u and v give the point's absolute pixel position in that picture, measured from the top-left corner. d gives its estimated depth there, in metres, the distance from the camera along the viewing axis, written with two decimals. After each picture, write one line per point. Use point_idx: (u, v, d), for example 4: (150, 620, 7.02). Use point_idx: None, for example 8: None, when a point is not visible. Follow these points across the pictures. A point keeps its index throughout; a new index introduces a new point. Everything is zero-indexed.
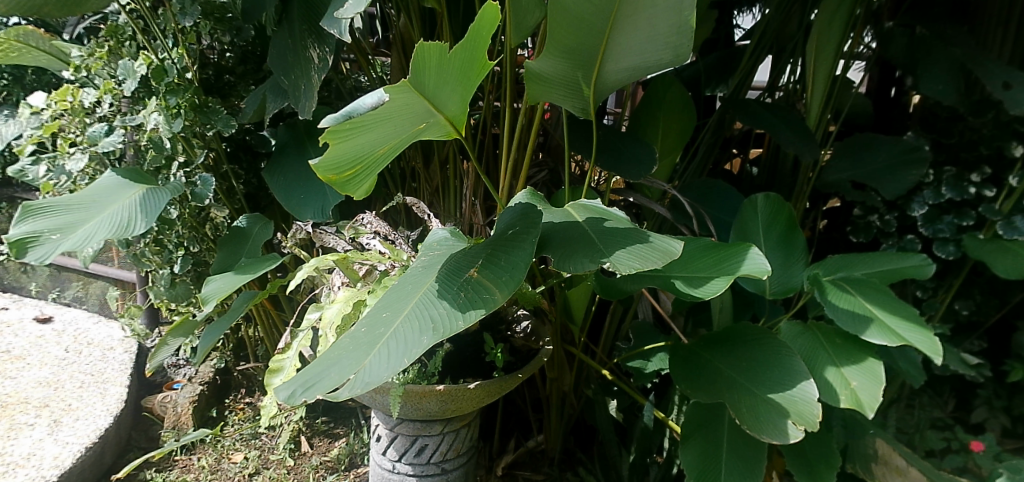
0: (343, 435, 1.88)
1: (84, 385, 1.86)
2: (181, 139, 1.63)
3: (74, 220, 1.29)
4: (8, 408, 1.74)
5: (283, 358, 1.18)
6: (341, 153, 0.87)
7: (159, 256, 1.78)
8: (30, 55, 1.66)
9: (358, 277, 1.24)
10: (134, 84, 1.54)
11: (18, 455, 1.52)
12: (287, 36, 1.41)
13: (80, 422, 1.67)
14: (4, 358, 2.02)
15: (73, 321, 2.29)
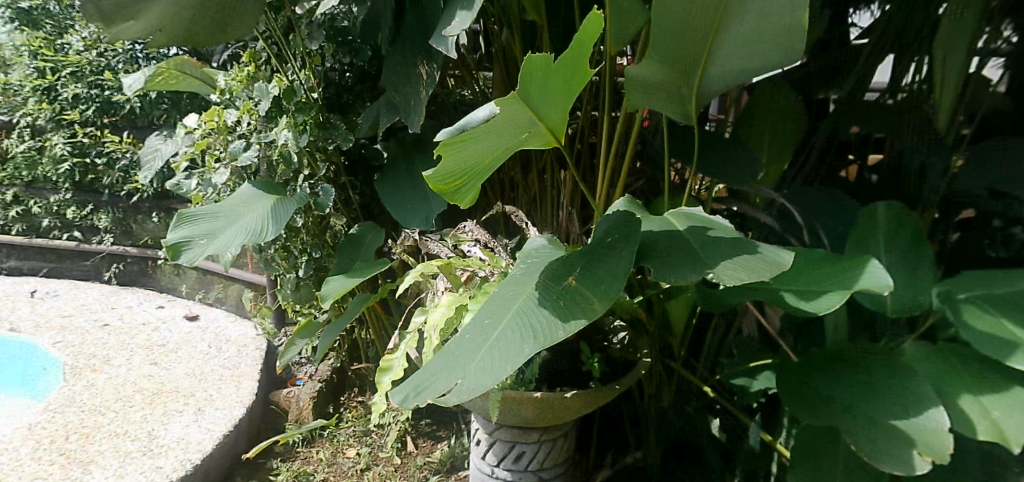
0: (445, 437, 1.95)
1: (223, 378, 2.08)
2: (307, 154, 1.81)
3: (213, 224, 1.49)
4: (163, 396, 1.98)
5: (391, 358, 1.26)
6: (453, 165, 0.92)
7: (286, 262, 1.97)
8: (185, 81, 1.92)
9: (459, 283, 1.31)
10: (267, 105, 1.73)
11: (171, 438, 1.72)
12: (398, 55, 1.51)
13: (219, 412, 1.87)
14: (160, 350, 2.30)
15: (215, 320, 2.57)
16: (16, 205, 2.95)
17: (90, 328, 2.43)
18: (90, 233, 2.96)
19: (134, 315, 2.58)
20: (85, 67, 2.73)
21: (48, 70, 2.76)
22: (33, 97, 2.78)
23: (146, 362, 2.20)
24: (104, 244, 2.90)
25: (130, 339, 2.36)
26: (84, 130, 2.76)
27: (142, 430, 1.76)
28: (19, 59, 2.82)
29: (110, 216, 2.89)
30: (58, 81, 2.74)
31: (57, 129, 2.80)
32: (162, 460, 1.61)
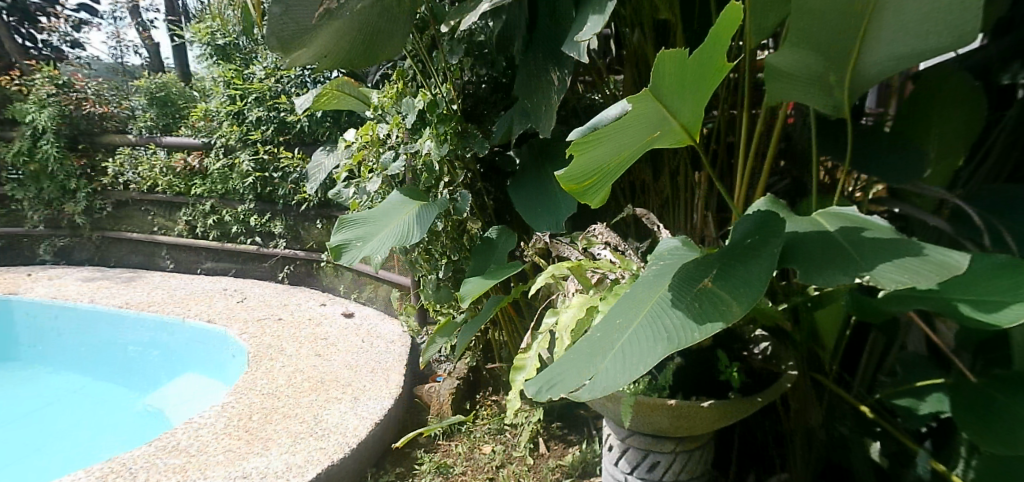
0: (576, 442, 1.97)
1: (374, 370, 2.25)
2: (447, 162, 1.94)
3: (369, 230, 1.71)
4: (327, 385, 2.13)
5: (525, 357, 1.33)
6: (584, 164, 0.94)
7: (428, 264, 2.12)
8: (345, 101, 2.16)
9: (590, 284, 1.32)
10: (413, 117, 1.88)
11: (332, 423, 1.87)
12: (530, 63, 1.57)
13: (372, 401, 2.02)
14: (322, 342, 2.49)
15: (367, 318, 2.77)
16: (212, 214, 3.27)
17: (266, 320, 2.71)
18: (267, 238, 3.22)
19: (301, 310, 2.84)
20: (267, 92, 2.88)
21: (238, 97, 2.98)
22: (226, 121, 3.04)
23: (312, 352, 2.39)
24: (278, 248, 3.14)
25: (298, 332, 2.59)
26: (264, 148, 2.98)
27: (308, 413, 1.93)
28: (217, 89, 3.10)
29: (284, 223, 3.10)
30: (244, 106, 2.94)
31: (243, 147, 3.05)
32: (325, 443, 1.75)
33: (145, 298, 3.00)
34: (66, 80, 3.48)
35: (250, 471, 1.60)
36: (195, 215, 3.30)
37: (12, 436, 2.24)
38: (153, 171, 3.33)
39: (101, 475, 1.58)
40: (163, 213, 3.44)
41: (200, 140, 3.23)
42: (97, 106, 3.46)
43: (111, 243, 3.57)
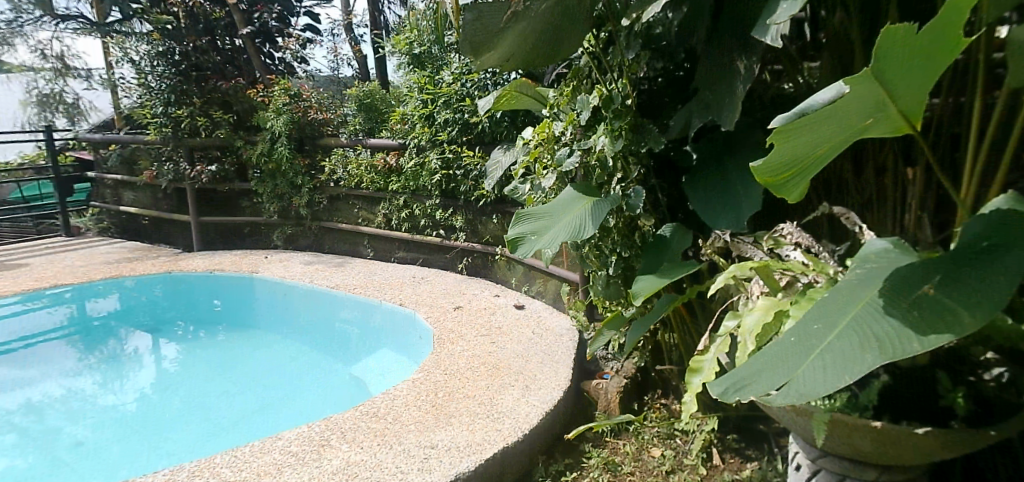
0: (755, 458, 1.82)
1: (545, 361, 2.32)
2: (621, 158, 1.94)
3: (542, 221, 1.85)
4: (502, 371, 2.25)
5: (702, 360, 1.38)
6: (783, 154, 0.89)
7: (598, 260, 2.13)
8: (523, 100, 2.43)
9: (778, 287, 1.32)
10: (588, 112, 1.96)
11: (507, 407, 1.98)
12: (715, 52, 1.60)
13: (543, 390, 2.09)
14: (497, 331, 2.63)
15: (537, 310, 2.85)
16: (405, 208, 3.53)
17: (448, 307, 2.93)
18: (449, 232, 3.43)
19: (478, 300, 3.01)
20: (454, 95, 3.07)
21: (429, 101, 3.21)
22: (419, 123, 3.28)
23: (488, 340, 2.53)
24: (459, 241, 3.35)
25: (475, 320, 2.75)
26: (450, 148, 3.14)
27: (486, 396, 2.05)
28: (411, 94, 3.35)
29: (464, 217, 3.28)
30: (435, 109, 3.16)
31: (432, 147, 3.24)
32: (500, 425, 1.86)
33: (351, 282, 3.45)
34: (296, 90, 3.91)
35: (437, 443, 1.76)
36: (391, 209, 3.60)
37: (256, 389, 2.74)
38: (360, 169, 3.68)
39: (321, 432, 1.85)
40: (365, 206, 3.78)
41: (398, 141, 3.48)
42: (318, 113, 3.88)
43: (324, 233, 4.07)
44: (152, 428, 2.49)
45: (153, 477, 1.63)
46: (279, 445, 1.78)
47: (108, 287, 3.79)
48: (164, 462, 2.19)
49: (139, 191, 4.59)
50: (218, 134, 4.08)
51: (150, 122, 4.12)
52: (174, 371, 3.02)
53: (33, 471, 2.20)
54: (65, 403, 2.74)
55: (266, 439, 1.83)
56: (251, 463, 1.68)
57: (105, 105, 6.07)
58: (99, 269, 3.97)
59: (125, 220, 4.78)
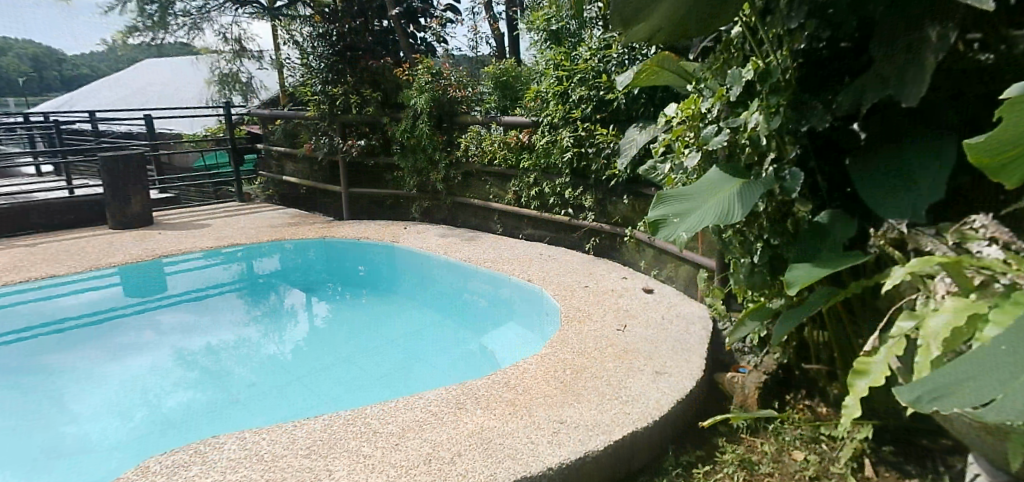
0: (918, 477, 1.60)
1: (676, 348, 2.24)
2: (776, 137, 1.81)
3: (687, 203, 1.75)
4: (631, 354, 2.21)
5: (869, 363, 1.26)
6: (1009, 130, 0.83)
7: (742, 246, 1.99)
8: (663, 77, 2.43)
9: (972, 286, 1.17)
10: (740, 89, 1.85)
11: (636, 392, 1.94)
12: (896, 21, 1.50)
13: (675, 378, 2.02)
14: (625, 313, 2.58)
15: (666, 295, 2.75)
16: (535, 186, 3.56)
17: (576, 286, 2.92)
18: (578, 211, 3.41)
19: (606, 281, 2.97)
20: (590, 72, 3.02)
21: (565, 77, 3.18)
22: (552, 101, 3.26)
23: (616, 322, 2.49)
24: (588, 220, 3.32)
25: (603, 301, 2.72)
26: (583, 126, 3.09)
27: (615, 378, 2.03)
28: (547, 71, 3.34)
29: (594, 197, 3.24)
30: (570, 85, 3.13)
31: (564, 125, 3.21)
32: (630, 408, 1.83)
33: (482, 257, 3.57)
34: (437, 68, 4.03)
35: (567, 419, 1.78)
36: (521, 186, 3.64)
37: (394, 350, 2.96)
38: (494, 146, 3.76)
39: (457, 396, 1.95)
40: (497, 183, 3.87)
41: (530, 119, 3.50)
42: (457, 90, 3.98)
43: (457, 207, 4.25)
44: (306, 376, 2.79)
45: (315, 420, 1.82)
46: (421, 404, 1.91)
47: (271, 248, 4.28)
48: (317, 408, 2.45)
49: (298, 162, 5.06)
50: (368, 111, 4.36)
51: (310, 99, 4.52)
52: (325, 327, 3.35)
53: (215, 404, 2.57)
54: (239, 347, 3.15)
55: (409, 397, 1.96)
56: (396, 418, 1.82)
57: (273, 85, 6.77)
58: (266, 232, 4.47)
59: (287, 189, 5.31)
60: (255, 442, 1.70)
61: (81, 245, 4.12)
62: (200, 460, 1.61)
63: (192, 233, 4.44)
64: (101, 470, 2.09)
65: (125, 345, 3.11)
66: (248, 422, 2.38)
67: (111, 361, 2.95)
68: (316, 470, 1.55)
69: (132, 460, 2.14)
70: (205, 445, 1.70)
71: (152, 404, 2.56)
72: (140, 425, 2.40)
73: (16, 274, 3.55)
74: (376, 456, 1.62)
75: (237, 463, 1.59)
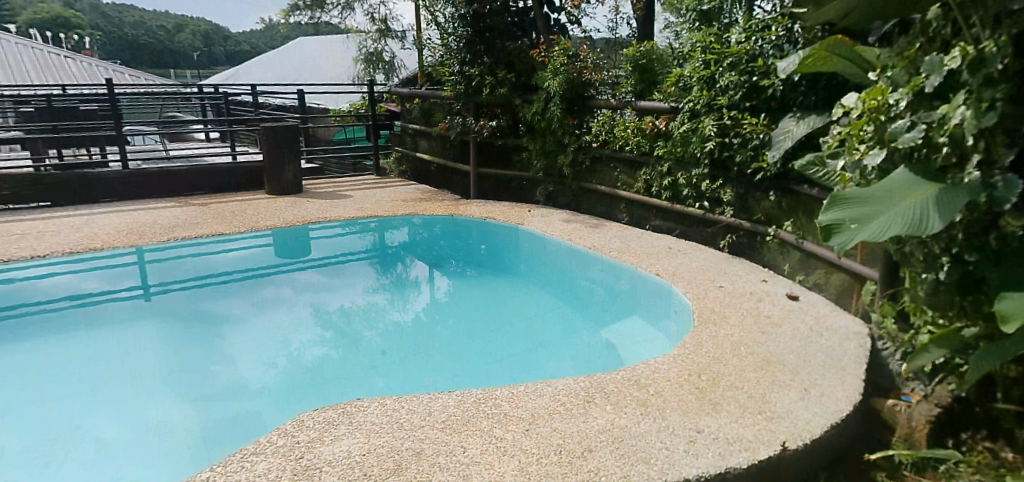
0: None
1: (826, 365, 2.03)
2: (984, 136, 1.56)
3: (866, 207, 1.56)
4: (773, 366, 2.05)
5: None
6: None
7: (924, 260, 1.74)
8: (834, 63, 2.21)
9: None
10: (939, 79, 1.61)
11: (782, 408, 1.78)
12: None
13: (826, 399, 1.83)
14: (766, 320, 2.40)
15: (814, 304, 2.52)
16: (668, 176, 3.41)
17: (710, 285, 2.76)
18: (715, 205, 3.21)
19: (742, 282, 2.78)
20: (745, 55, 2.80)
21: (712, 61, 2.97)
22: (696, 85, 3.07)
23: (756, 329, 2.32)
24: (725, 216, 3.12)
25: (740, 304, 2.54)
26: (729, 114, 2.89)
27: (757, 390, 1.88)
28: (691, 54, 3.15)
29: (734, 191, 3.04)
30: (718, 70, 2.92)
31: (708, 112, 3.02)
32: (774, 427, 1.68)
33: (608, 246, 3.49)
34: (574, 51, 3.95)
35: (704, 429, 1.67)
36: (652, 175, 3.52)
37: (511, 331, 2.99)
38: (627, 131, 3.64)
39: (586, 387, 1.90)
40: (627, 170, 3.75)
41: (668, 104, 3.34)
42: (593, 73, 3.89)
43: (583, 193, 4.19)
44: (426, 347, 2.90)
45: (449, 395, 1.87)
46: (550, 392, 1.88)
47: (401, 221, 4.49)
48: (436, 380, 2.53)
49: (431, 140, 5.24)
50: (501, 92, 4.38)
51: (448, 80, 4.64)
52: (447, 300, 3.46)
53: (344, 363, 2.75)
54: (368, 312, 3.35)
55: (538, 384, 1.95)
56: (526, 403, 1.81)
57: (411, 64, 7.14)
58: (398, 206, 4.69)
59: (419, 166, 5.54)
60: (395, 409, 1.77)
61: (241, 207, 4.57)
62: (347, 421, 1.71)
63: (333, 202, 4.76)
64: (249, 413, 2.31)
65: (272, 300, 3.41)
66: (373, 384, 2.51)
67: (261, 312, 3.25)
68: (451, 445, 1.59)
69: (274, 407, 2.36)
70: (350, 407, 1.80)
71: (291, 355, 2.79)
72: (281, 374, 2.62)
73: (189, 229, 4.01)
74: (507, 439, 1.62)
75: (379, 428, 1.67)
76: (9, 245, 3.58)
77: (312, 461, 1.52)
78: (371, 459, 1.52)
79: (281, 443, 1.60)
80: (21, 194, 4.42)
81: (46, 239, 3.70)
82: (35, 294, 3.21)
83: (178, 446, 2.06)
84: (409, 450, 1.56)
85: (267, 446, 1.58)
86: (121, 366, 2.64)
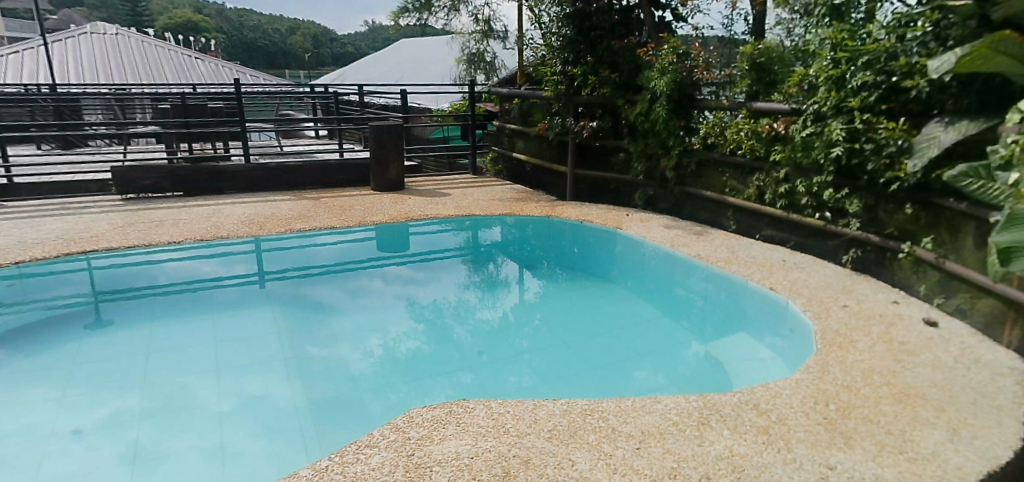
0: None
1: (978, 404, 1.79)
2: None
3: None
4: (913, 399, 1.83)
5: None
6: None
7: None
8: (997, 62, 1.98)
9: None
10: None
11: (926, 449, 1.59)
12: None
13: (981, 442, 1.61)
14: (900, 347, 2.16)
15: (957, 332, 2.24)
16: (785, 183, 3.20)
17: (832, 304, 2.55)
18: (838, 216, 2.96)
19: (870, 303, 2.53)
20: (883, 53, 2.55)
21: (843, 60, 2.72)
22: (823, 86, 2.82)
23: (889, 356, 2.09)
24: (850, 228, 2.87)
25: (869, 327, 2.32)
26: (861, 117, 2.63)
27: (896, 426, 1.69)
28: (818, 52, 2.91)
29: (862, 202, 2.77)
30: (850, 69, 2.67)
31: (836, 115, 2.77)
32: (919, 470, 1.49)
33: (713, 255, 3.31)
34: (685, 49, 3.78)
35: (836, 466, 1.51)
36: (767, 182, 3.32)
37: (604, 337, 2.90)
38: (739, 134, 3.44)
39: (700, 407, 1.79)
40: (737, 176, 3.56)
41: (789, 105, 3.12)
42: (704, 73, 3.72)
43: (686, 198, 4.02)
44: (516, 346, 2.86)
45: (554, 403, 1.82)
46: (660, 409, 1.78)
47: (495, 220, 4.51)
48: (526, 380, 2.49)
49: (529, 140, 5.25)
50: (603, 92, 4.29)
51: (550, 79, 4.62)
52: (538, 301, 3.41)
53: (436, 356, 2.77)
54: (460, 308, 3.36)
55: (646, 399, 1.86)
56: (635, 419, 1.73)
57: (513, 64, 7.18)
58: (494, 206, 4.73)
59: (515, 166, 5.56)
60: (501, 413, 1.75)
61: (347, 202, 4.79)
62: (454, 421, 1.71)
63: (432, 200, 4.88)
64: (347, 399, 2.37)
65: (371, 290, 3.52)
66: (462, 380, 2.51)
67: (360, 302, 3.36)
68: (559, 456, 1.54)
69: (370, 396, 2.40)
70: (457, 407, 1.80)
71: (387, 345, 2.85)
72: (377, 363, 2.68)
73: (301, 222, 4.25)
74: (618, 456, 1.54)
75: (485, 431, 1.66)
76: (149, 230, 3.95)
77: (423, 459, 1.53)
78: (480, 463, 1.51)
79: (393, 438, 1.62)
80: (159, 184, 4.84)
81: (178, 226, 4.05)
82: (167, 274, 3.50)
83: (280, 427, 2.16)
84: (516, 458, 1.53)
85: (381, 439, 1.62)
86: (237, 344, 2.81)
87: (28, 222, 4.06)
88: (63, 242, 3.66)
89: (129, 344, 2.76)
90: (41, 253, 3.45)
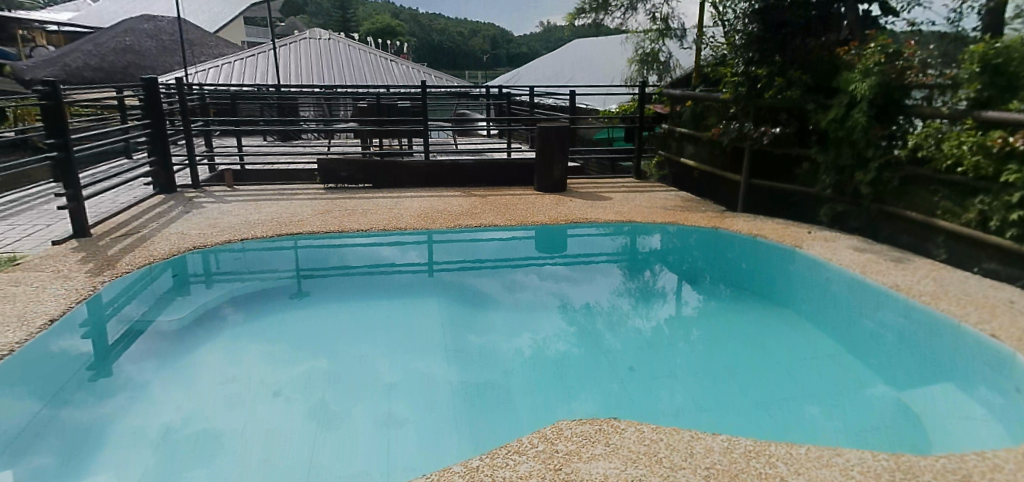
0: None
1: None
2: None
3: None
4: None
5: None
6: None
7: None
8: None
9: None
10: None
11: None
12: None
13: None
14: None
15: None
16: (1019, 208, 2.66)
17: None
18: None
19: None
20: None
21: None
22: None
23: None
24: None
25: None
26: None
27: None
28: None
29: None
30: None
31: None
32: None
33: (915, 288, 2.87)
34: (897, 47, 3.28)
35: None
36: (993, 205, 2.79)
37: (771, 364, 2.65)
38: (960, 147, 2.94)
39: (890, 470, 1.55)
40: (954, 197, 3.05)
41: None
42: (919, 75, 3.22)
43: (884, 218, 3.54)
44: (670, 361, 2.74)
45: (713, 438, 1.71)
46: (840, 464, 1.58)
47: (657, 228, 4.36)
48: (677, 398, 2.38)
49: (700, 145, 5.00)
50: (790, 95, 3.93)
51: (729, 81, 4.32)
52: (698, 315, 3.22)
53: (585, 360, 2.76)
54: (613, 313, 3.31)
55: (824, 450, 1.66)
56: (808, 471, 1.56)
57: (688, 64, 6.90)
58: (658, 213, 4.59)
59: (683, 171, 5.34)
60: (652, 440, 1.69)
61: (512, 201, 4.98)
62: (604, 440, 1.69)
63: (594, 203, 4.88)
64: (498, 390, 2.46)
65: (528, 285, 3.62)
66: (610, 387, 2.47)
67: (517, 296, 3.47)
68: None
69: (519, 389, 2.47)
70: (608, 426, 1.78)
71: (540, 341, 2.92)
72: (529, 358, 2.75)
73: (469, 218, 4.51)
74: None
75: (636, 457, 1.61)
76: (343, 217, 4.49)
77: (569, 476, 1.53)
78: None
79: (542, 449, 1.65)
80: (353, 176, 5.48)
81: (367, 215, 4.54)
82: (355, 257, 3.94)
83: (438, 407, 2.31)
84: None
85: (530, 447, 1.65)
86: (407, 325, 3.08)
87: (252, 205, 4.84)
88: (276, 223, 4.30)
89: (321, 315, 3.16)
90: (259, 233, 4.09)
